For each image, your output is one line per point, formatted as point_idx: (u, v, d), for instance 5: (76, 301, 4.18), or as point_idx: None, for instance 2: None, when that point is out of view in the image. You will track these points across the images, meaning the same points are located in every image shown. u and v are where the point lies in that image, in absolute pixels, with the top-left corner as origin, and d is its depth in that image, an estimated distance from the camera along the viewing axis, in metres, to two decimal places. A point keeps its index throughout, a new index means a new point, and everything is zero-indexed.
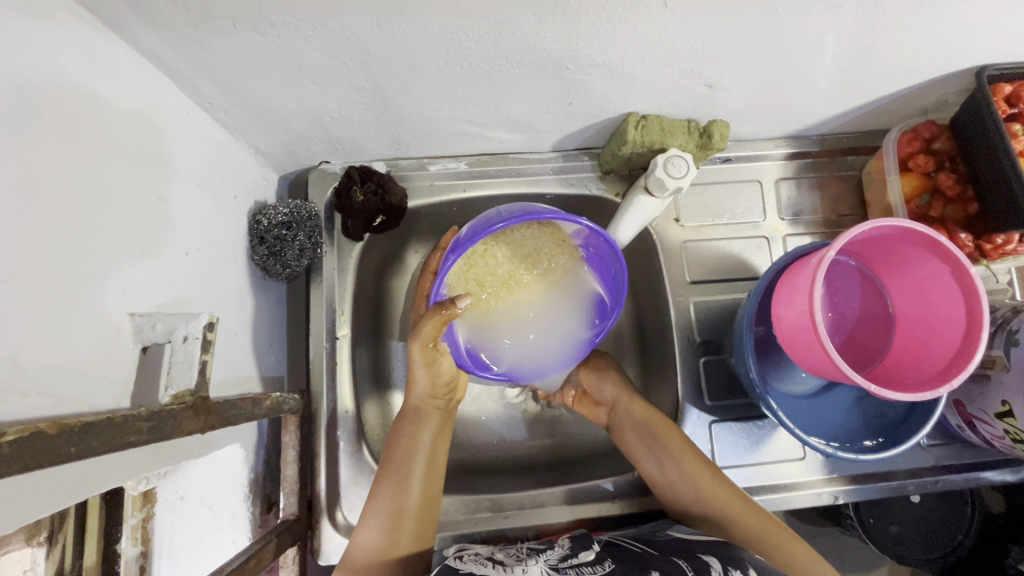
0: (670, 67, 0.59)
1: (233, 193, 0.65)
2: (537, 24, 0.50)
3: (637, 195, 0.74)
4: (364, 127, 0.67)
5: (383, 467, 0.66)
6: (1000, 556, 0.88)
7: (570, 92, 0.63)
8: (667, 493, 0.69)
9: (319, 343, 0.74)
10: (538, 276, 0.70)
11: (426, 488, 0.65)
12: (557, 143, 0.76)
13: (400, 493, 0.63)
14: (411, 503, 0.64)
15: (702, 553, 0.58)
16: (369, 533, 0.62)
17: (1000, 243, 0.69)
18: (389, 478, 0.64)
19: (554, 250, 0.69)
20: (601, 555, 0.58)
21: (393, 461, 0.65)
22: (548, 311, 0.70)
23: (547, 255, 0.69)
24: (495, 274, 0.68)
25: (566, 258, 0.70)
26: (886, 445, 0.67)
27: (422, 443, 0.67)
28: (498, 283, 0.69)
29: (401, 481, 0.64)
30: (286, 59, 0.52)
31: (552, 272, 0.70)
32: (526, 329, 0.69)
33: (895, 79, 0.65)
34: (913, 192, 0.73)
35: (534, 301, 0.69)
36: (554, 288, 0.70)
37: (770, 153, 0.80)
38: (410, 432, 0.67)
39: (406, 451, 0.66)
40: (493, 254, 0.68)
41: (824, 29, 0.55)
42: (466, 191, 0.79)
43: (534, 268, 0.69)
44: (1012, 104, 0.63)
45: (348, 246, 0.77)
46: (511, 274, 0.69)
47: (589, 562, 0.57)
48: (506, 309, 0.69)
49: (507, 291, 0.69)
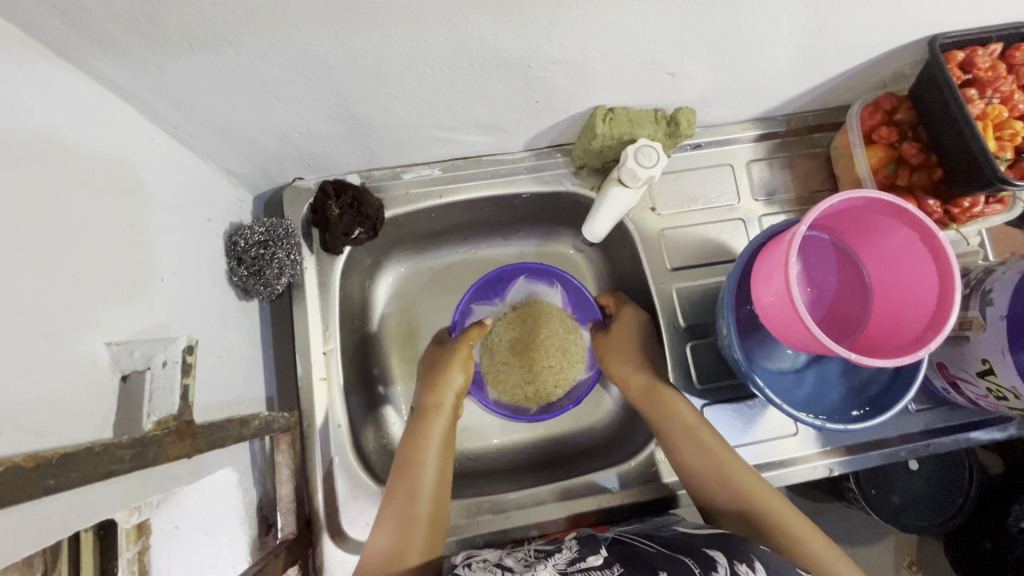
0: (630, 58, 0.60)
1: (207, 216, 0.64)
2: (494, 26, 0.51)
3: (611, 187, 0.73)
4: (334, 141, 0.68)
5: (396, 464, 0.67)
6: (1001, 516, 0.87)
7: (535, 90, 0.64)
8: (684, 473, 0.68)
9: (306, 360, 0.73)
10: (543, 340, 0.85)
11: (439, 482, 0.65)
12: (528, 142, 0.77)
13: (412, 500, 0.63)
14: (423, 503, 0.63)
15: (708, 547, 0.57)
16: (387, 530, 0.62)
17: (967, 206, 0.70)
18: (402, 473, 0.65)
19: (551, 320, 0.87)
20: (609, 560, 0.57)
21: (402, 464, 0.66)
22: (560, 361, 0.85)
23: (546, 328, 0.86)
24: (511, 352, 0.85)
25: (561, 326, 0.87)
26: (870, 413, 0.67)
27: (435, 435, 0.69)
28: (517, 357, 0.85)
29: (415, 470, 0.66)
30: (249, 77, 0.52)
31: (556, 331, 0.86)
32: (548, 371, 0.84)
33: (851, 54, 0.67)
34: (879, 162, 0.73)
35: (546, 356, 0.85)
36: (564, 344, 0.86)
37: (740, 136, 0.82)
38: (421, 428, 0.70)
39: (414, 457, 0.66)
40: (503, 337, 0.86)
41: (775, 11, 0.56)
42: (442, 197, 0.79)
43: (539, 339, 0.86)
44: (966, 70, 0.65)
45: (328, 261, 0.76)
46: (525, 348, 0.85)
47: (597, 566, 0.55)
48: (526, 371, 0.84)
49: (527, 355, 0.85)
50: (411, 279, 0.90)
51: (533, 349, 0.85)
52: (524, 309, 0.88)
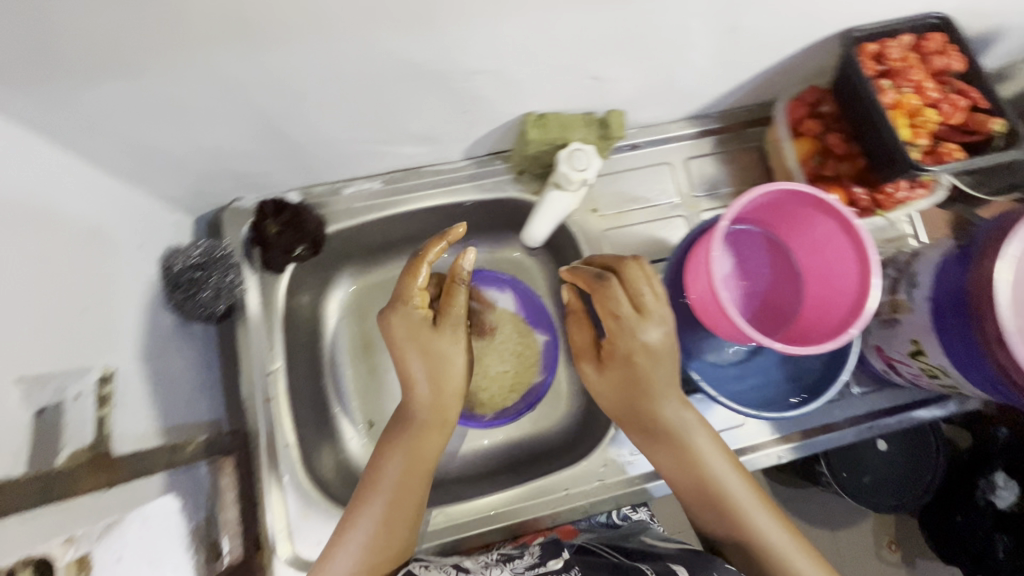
0: (551, 65, 0.61)
1: (137, 242, 0.64)
2: (405, 40, 0.52)
3: (549, 191, 0.74)
4: (266, 160, 0.68)
5: (371, 483, 0.65)
6: (970, 490, 0.90)
7: (462, 100, 0.64)
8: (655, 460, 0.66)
9: (251, 381, 0.72)
10: (493, 344, 0.86)
11: (415, 508, 0.65)
12: (466, 150, 0.78)
13: (388, 528, 0.63)
14: (402, 533, 0.64)
15: (671, 559, 0.61)
16: (356, 549, 0.62)
17: (891, 192, 0.71)
18: (383, 491, 0.64)
19: (501, 324, 0.88)
20: (568, 562, 0.61)
21: (378, 488, 0.64)
22: (512, 365, 0.86)
23: (496, 332, 0.87)
24: None
25: (511, 329, 0.88)
26: (805, 401, 0.69)
27: (418, 462, 0.66)
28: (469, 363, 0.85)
29: (400, 492, 0.64)
30: (163, 102, 0.52)
31: (505, 335, 0.87)
32: (501, 377, 0.85)
33: (772, 50, 0.68)
34: (806, 154, 0.75)
35: (498, 361, 0.86)
36: (514, 349, 0.87)
37: (676, 134, 0.83)
38: (402, 451, 0.65)
39: (389, 486, 0.64)
40: None
41: (685, 12, 0.57)
42: (384, 209, 0.79)
43: (490, 344, 0.86)
44: (879, 61, 0.66)
45: (272, 280, 0.75)
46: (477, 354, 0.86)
47: (557, 570, 0.60)
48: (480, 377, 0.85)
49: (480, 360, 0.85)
50: (363, 294, 0.89)
51: (485, 354, 0.86)
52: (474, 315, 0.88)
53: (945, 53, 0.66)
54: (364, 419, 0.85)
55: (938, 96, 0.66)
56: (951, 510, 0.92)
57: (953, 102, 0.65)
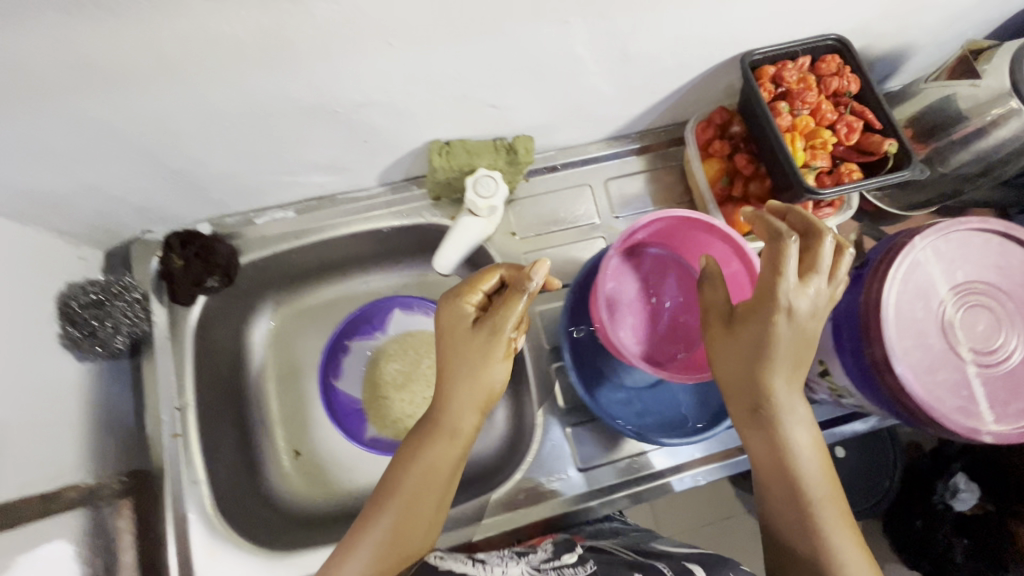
0: (442, 95, 0.61)
1: (32, 278, 0.62)
2: (272, 76, 0.51)
3: (462, 217, 0.74)
4: (165, 193, 0.67)
5: (393, 485, 0.60)
6: (929, 492, 0.90)
7: (358, 131, 0.64)
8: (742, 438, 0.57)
9: (156, 417, 0.71)
10: (419, 369, 0.85)
11: (428, 517, 0.60)
12: (380, 177, 0.77)
13: (397, 539, 0.57)
14: (415, 542, 0.58)
15: (687, 557, 0.56)
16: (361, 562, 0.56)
17: (800, 211, 0.71)
18: (398, 492, 0.59)
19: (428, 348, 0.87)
20: (583, 556, 0.57)
21: (394, 493, 0.59)
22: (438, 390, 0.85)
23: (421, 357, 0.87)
24: (390, 385, 0.85)
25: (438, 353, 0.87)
26: (706, 427, 0.70)
27: (432, 473, 0.60)
28: (394, 390, 0.85)
29: (412, 503, 0.59)
30: (30, 142, 0.51)
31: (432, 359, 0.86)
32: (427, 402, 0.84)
33: (674, 73, 0.68)
34: (716, 175, 0.75)
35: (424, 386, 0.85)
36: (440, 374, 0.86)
37: (596, 156, 0.83)
38: (419, 457, 0.60)
39: (399, 498, 0.59)
40: (380, 369, 0.86)
41: (570, 43, 0.57)
42: (299, 238, 0.78)
43: (416, 369, 0.86)
44: (777, 83, 0.67)
45: (183, 312, 0.75)
46: (403, 379, 0.85)
47: (570, 564, 0.55)
48: (405, 403, 0.84)
49: (405, 386, 0.85)
50: (289, 320, 0.88)
51: (411, 380, 0.85)
52: (400, 340, 0.87)
53: (841, 75, 0.67)
54: (290, 449, 0.84)
55: (835, 118, 0.68)
56: (909, 514, 0.93)
57: (848, 123, 0.67)
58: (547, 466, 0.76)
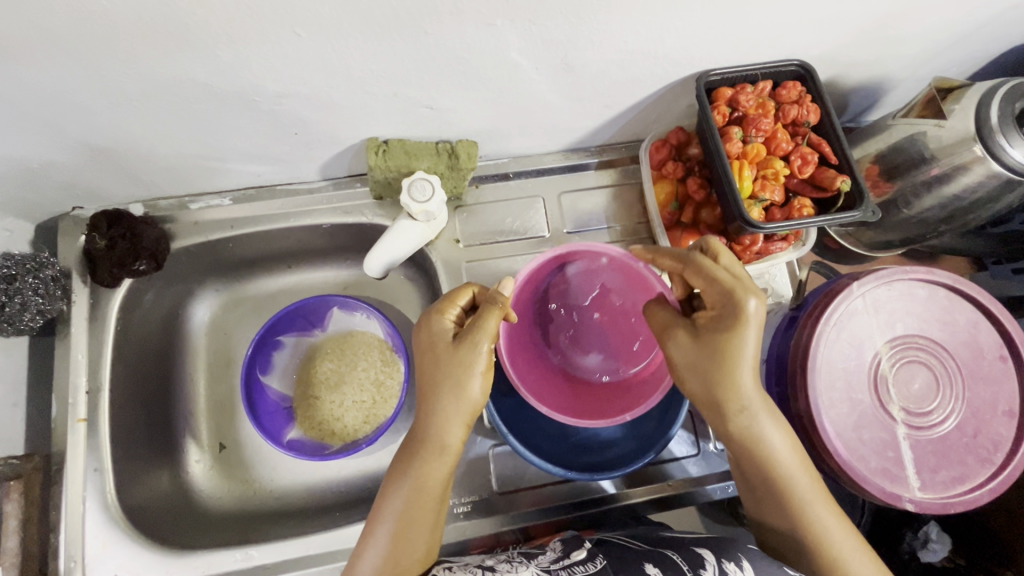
0: (369, 92, 0.58)
1: None
2: (174, 60, 0.49)
3: (401, 220, 0.72)
4: (88, 171, 0.65)
5: (382, 497, 0.55)
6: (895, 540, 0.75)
7: (284, 122, 0.61)
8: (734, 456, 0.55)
9: (65, 400, 0.70)
10: (353, 372, 0.83)
11: (432, 522, 0.55)
12: (322, 171, 0.75)
13: (399, 545, 0.53)
14: (416, 548, 0.54)
15: (694, 544, 0.53)
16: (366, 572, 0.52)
17: (748, 243, 0.67)
18: (391, 514, 0.54)
19: (364, 351, 0.84)
20: (592, 551, 0.53)
21: (388, 502, 0.54)
22: (369, 396, 0.82)
23: (358, 359, 0.84)
24: (323, 385, 0.83)
25: (374, 358, 0.83)
26: (624, 462, 0.67)
27: (424, 483, 0.54)
28: (326, 391, 0.82)
29: (411, 508, 0.54)
30: None
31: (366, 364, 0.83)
32: (355, 408, 0.81)
33: (626, 88, 0.65)
34: (666, 197, 0.72)
35: (355, 390, 0.82)
36: (373, 379, 0.82)
37: (551, 167, 0.80)
38: (412, 471, 0.55)
39: (392, 509, 0.54)
40: (319, 367, 0.84)
41: (501, 47, 0.54)
42: (233, 227, 0.76)
43: (351, 372, 0.83)
44: (733, 107, 0.64)
45: (105, 294, 0.72)
46: (335, 381, 0.83)
47: (580, 560, 0.52)
48: (334, 405, 0.82)
49: (335, 388, 0.82)
50: (228, 309, 0.85)
51: (344, 382, 0.83)
52: (339, 339, 0.85)
53: (801, 103, 0.64)
54: (212, 442, 0.82)
55: (789, 148, 0.66)
56: None
57: (801, 155, 0.65)
58: (466, 485, 0.72)
